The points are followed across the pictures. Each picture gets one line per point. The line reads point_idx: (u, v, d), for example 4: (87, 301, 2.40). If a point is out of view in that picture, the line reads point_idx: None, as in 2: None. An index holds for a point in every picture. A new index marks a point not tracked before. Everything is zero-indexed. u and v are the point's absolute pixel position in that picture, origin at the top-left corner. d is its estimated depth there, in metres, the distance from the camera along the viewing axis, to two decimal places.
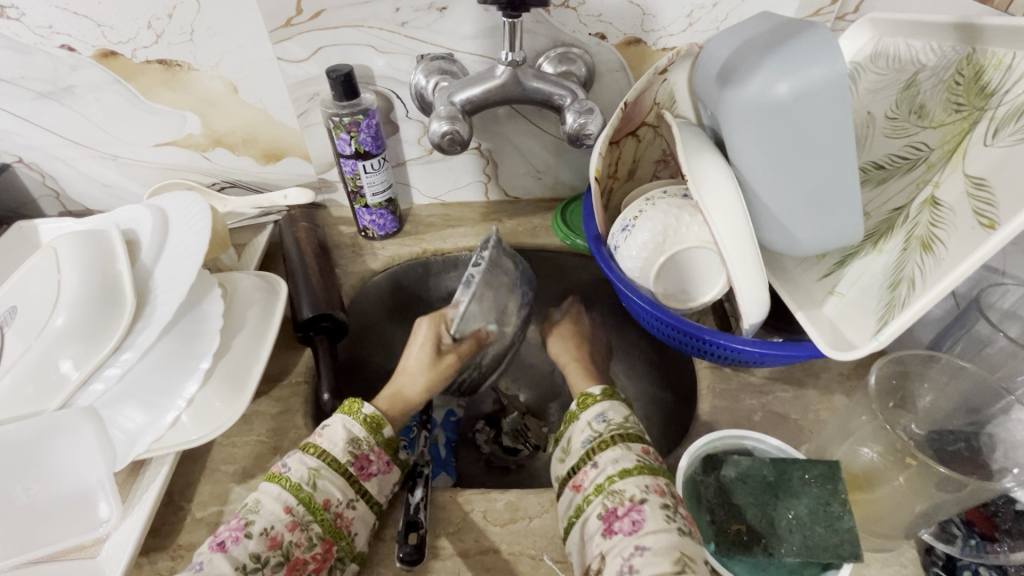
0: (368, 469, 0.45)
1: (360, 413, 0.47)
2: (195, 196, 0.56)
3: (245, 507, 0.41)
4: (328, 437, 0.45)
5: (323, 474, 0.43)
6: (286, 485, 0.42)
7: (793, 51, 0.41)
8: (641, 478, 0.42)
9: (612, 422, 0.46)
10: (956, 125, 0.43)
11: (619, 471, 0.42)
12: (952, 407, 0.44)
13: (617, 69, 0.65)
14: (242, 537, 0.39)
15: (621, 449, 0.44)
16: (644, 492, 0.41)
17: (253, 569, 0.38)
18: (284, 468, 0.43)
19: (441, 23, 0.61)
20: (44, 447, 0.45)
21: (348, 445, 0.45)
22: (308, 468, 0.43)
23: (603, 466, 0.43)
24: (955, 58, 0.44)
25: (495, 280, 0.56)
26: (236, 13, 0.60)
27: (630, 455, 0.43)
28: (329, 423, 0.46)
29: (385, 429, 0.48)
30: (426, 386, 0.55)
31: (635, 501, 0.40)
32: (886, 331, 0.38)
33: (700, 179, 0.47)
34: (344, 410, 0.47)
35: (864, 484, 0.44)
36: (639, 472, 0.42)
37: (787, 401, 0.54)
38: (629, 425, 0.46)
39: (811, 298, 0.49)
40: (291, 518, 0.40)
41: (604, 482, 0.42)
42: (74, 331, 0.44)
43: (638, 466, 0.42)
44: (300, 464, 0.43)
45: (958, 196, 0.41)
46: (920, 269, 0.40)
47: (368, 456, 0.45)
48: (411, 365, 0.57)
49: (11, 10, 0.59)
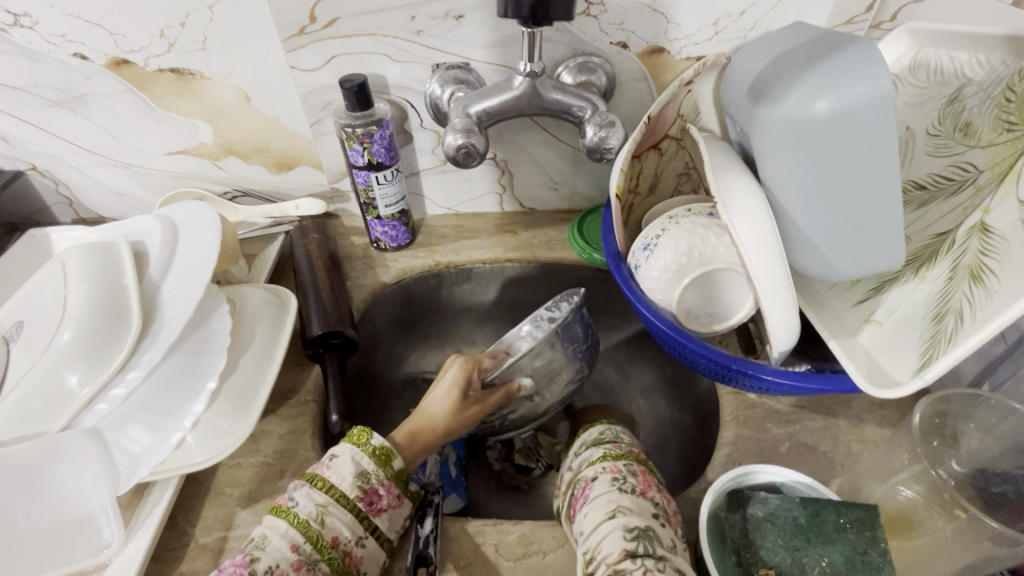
0: (378, 504, 0.43)
1: (368, 444, 0.45)
2: (205, 207, 0.55)
3: (250, 543, 0.40)
4: (337, 471, 0.43)
5: (331, 511, 0.41)
6: (292, 521, 0.40)
7: (833, 67, 0.39)
8: (599, 464, 0.45)
9: (587, 439, 0.50)
10: (1007, 147, 0.41)
11: (584, 465, 0.46)
12: (1000, 448, 0.40)
13: (639, 78, 0.62)
14: (246, 574, 0.37)
15: (589, 450, 0.48)
16: (599, 472, 0.44)
17: None
18: (292, 503, 0.41)
19: (457, 32, 0.59)
20: (47, 469, 0.44)
21: (357, 479, 0.43)
22: (315, 505, 0.41)
23: (576, 467, 0.47)
24: (1006, 75, 0.41)
25: (566, 339, 0.57)
26: (248, 22, 0.59)
27: (596, 451, 0.47)
28: (336, 454, 0.44)
29: (395, 461, 0.46)
30: (447, 430, 0.51)
31: (589, 478, 0.44)
32: (932, 369, 0.35)
33: (730, 200, 0.45)
34: (352, 440, 0.45)
35: (903, 529, 0.41)
36: (599, 459, 0.45)
37: (815, 431, 0.51)
38: (603, 435, 0.49)
39: (846, 326, 0.46)
40: (297, 557, 0.39)
41: (573, 479, 0.46)
42: (79, 349, 0.43)
43: (600, 456, 0.46)
44: (307, 499, 0.41)
45: (1012, 225, 0.38)
46: (969, 303, 0.37)
47: (377, 491, 0.44)
48: (434, 404, 0.52)
49: (24, 18, 0.58)
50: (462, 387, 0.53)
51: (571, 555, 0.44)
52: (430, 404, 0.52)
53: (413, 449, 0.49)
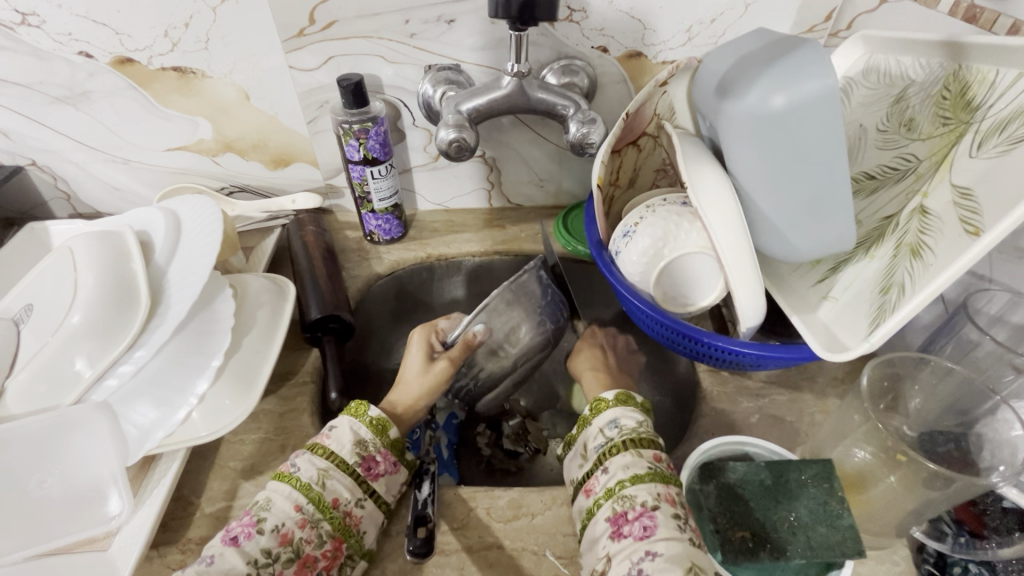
0: (375, 469, 0.46)
1: (365, 415, 0.48)
2: (206, 199, 0.57)
3: (256, 505, 0.43)
4: (336, 438, 0.46)
5: (331, 474, 0.44)
6: (295, 484, 0.43)
7: (788, 67, 0.43)
8: (653, 486, 0.42)
9: (624, 427, 0.46)
10: (944, 137, 0.46)
11: (631, 477, 0.43)
12: (940, 409, 0.46)
13: (619, 81, 0.67)
14: (254, 533, 0.40)
15: (633, 455, 0.44)
16: (656, 500, 0.41)
17: (265, 564, 0.39)
18: (294, 468, 0.44)
19: (449, 35, 0.63)
20: (58, 442, 0.46)
21: (355, 446, 0.46)
22: (317, 468, 0.44)
23: (615, 471, 0.44)
24: (942, 74, 0.46)
25: (521, 296, 0.61)
26: (250, 23, 0.62)
27: (642, 462, 0.43)
28: (336, 425, 0.48)
29: (390, 431, 0.48)
30: (422, 393, 0.57)
31: (647, 506, 0.41)
32: (877, 333, 0.40)
33: (701, 188, 0.49)
34: (350, 412, 0.49)
35: (858, 484, 0.45)
36: (650, 479, 0.42)
37: (783, 404, 0.55)
38: (641, 430, 0.46)
39: (806, 302, 0.51)
40: (302, 516, 0.42)
41: (615, 487, 0.43)
42: (90, 329, 0.45)
43: (650, 474, 0.43)
44: (309, 464, 0.44)
45: (945, 206, 0.43)
46: (910, 275, 0.42)
47: (375, 458, 0.46)
48: (409, 376, 0.59)
49: (32, 18, 0.60)
50: (428, 351, 0.61)
51: (558, 516, 0.48)
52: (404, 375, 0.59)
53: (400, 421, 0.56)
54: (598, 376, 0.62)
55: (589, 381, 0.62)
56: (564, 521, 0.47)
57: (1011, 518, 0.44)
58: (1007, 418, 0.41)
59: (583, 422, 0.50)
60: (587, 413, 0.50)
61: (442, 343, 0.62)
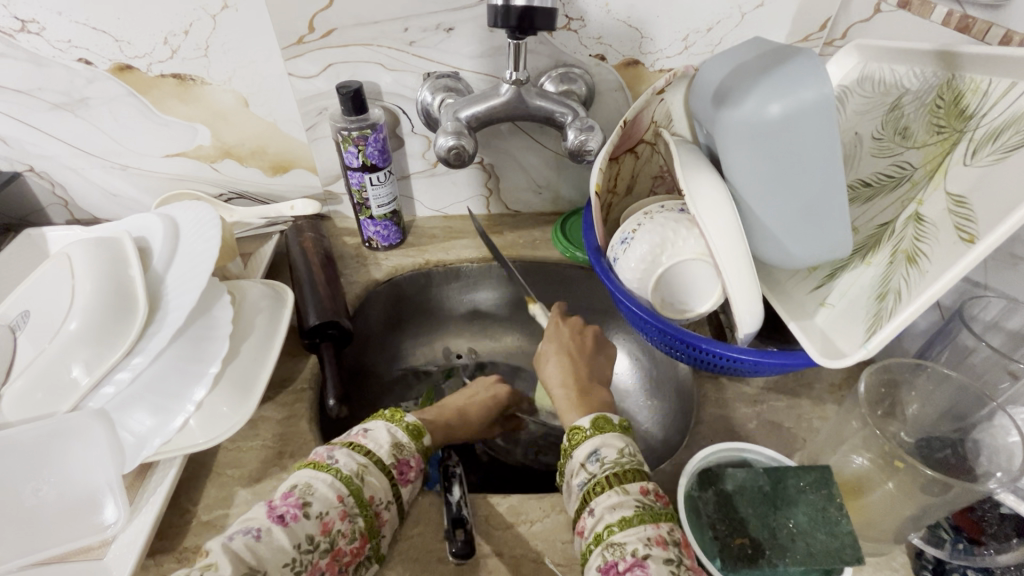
0: (406, 475, 0.47)
1: (402, 421, 0.49)
2: (205, 205, 0.57)
3: (297, 487, 0.42)
4: (373, 438, 0.47)
5: (371, 471, 0.44)
6: (336, 474, 0.42)
7: (784, 76, 0.44)
8: (641, 528, 0.40)
9: (606, 460, 0.45)
10: (938, 146, 0.46)
11: (618, 521, 0.40)
12: (937, 414, 0.46)
13: (617, 88, 0.67)
14: (301, 516, 0.39)
15: (619, 493, 0.42)
16: (646, 546, 0.39)
17: (305, 550, 0.39)
18: (332, 459, 0.44)
19: (447, 43, 0.63)
20: (53, 450, 0.46)
21: (393, 448, 0.47)
22: (357, 463, 0.44)
23: (601, 513, 0.41)
24: (936, 83, 0.46)
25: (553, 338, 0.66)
26: (250, 31, 0.62)
27: (628, 500, 0.41)
28: (372, 426, 0.48)
29: (423, 438, 0.50)
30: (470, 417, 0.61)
31: (638, 556, 0.38)
32: (874, 340, 0.40)
33: (698, 195, 0.49)
34: (386, 417, 0.50)
35: (857, 490, 0.45)
36: (639, 521, 0.40)
37: (780, 409, 0.55)
38: (624, 462, 0.44)
39: (803, 309, 0.51)
40: (343, 507, 0.41)
41: (603, 532, 0.40)
42: (86, 336, 0.45)
43: (638, 514, 0.40)
44: (349, 457, 0.44)
45: (940, 213, 0.43)
46: (906, 282, 0.42)
47: (409, 462, 0.47)
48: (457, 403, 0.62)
49: (32, 25, 0.61)
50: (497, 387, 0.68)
51: (557, 523, 0.48)
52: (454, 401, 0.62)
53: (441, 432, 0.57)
54: (569, 393, 0.55)
55: (558, 397, 0.55)
56: (562, 528, 0.47)
57: (1009, 525, 0.43)
58: (1004, 423, 0.41)
59: (566, 454, 0.48)
60: (566, 445, 0.49)
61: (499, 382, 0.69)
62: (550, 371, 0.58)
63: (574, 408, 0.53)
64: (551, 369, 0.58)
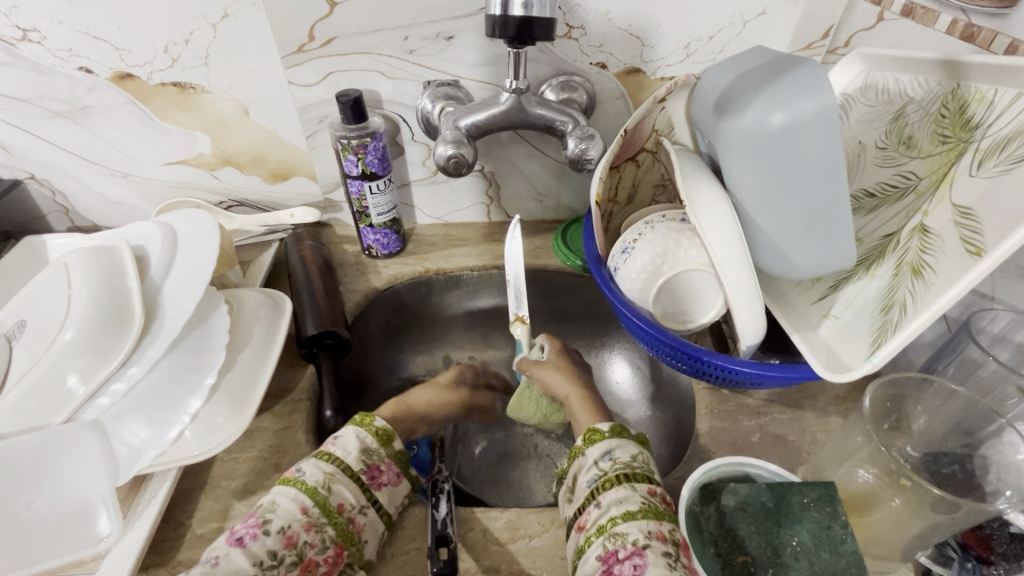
0: (379, 479, 0.46)
1: (371, 425, 0.49)
2: (203, 214, 0.57)
3: (261, 507, 0.42)
4: (341, 446, 0.46)
5: (338, 478, 0.44)
6: (300, 487, 0.42)
7: (786, 85, 0.43)
8: (644, 523, 0.39)
9: (618, 460, 0.44)
10: (943, 156, 0.45)
11: (622, 513, 0.40)
12: (945, 430, 0.45)
13: (618, 96, 0.67)
14: (260, 534, 0.39)
15: (626, 489, 0.42)
16: (647, 538, 0.38)
17: (269, 566, 0.38)
18: (299, 473, 0.44)
19: (447, 51, 0.63)
20: (47, 461, 0.45)
21: (361, 455, 0.46)
22: (323, 472, 0.44)
23: (607, 505, 0.41)
24: (941, 93, 0.46)
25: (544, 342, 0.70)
26: (250, 39, 0.62)
27: (634, 497, 0.41)
28: (340, 434, 0.47)
29: (395, 441, 0.49)
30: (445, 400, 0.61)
31: (638, 545, 0.38)
32: (879, 354, 0.39)
33: (699, 205, 0.49)
34: (356, 422, 0.49)
35: (862, 507, 0.44)
36: (643, 515, 0.40)
37: (784, 422, 0.55)
38: (635, 465, 0.44)
39: (807, 320, 0.50)
40: (307, 519, 0.41)
41: (606, 523, 0.40)
42: (81, 346, 0.44)
43: (642, 509, 0.40)
44: (314, 468, 0.44)
45: (946, 224, 0.42)
46: (911, 294, 0.42)
47: (379, 467, 0.47)
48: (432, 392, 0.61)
49: (33, 33, 0.61)
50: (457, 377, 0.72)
51: (556, 538, 0.47)
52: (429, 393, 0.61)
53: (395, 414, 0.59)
54: (580, 399, 0.59)
55: (573, 402, 0.59)
56: (561, 544, 0.46)
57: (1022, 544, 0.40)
58: (1013, 440, 0.40)
59: (576, 452, 0.48)
60: (580, 443, 0.48)
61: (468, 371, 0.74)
62: (552, 378, 0.63)
63: (586, 412, 0.57)
64: (554, 377, 0.63)
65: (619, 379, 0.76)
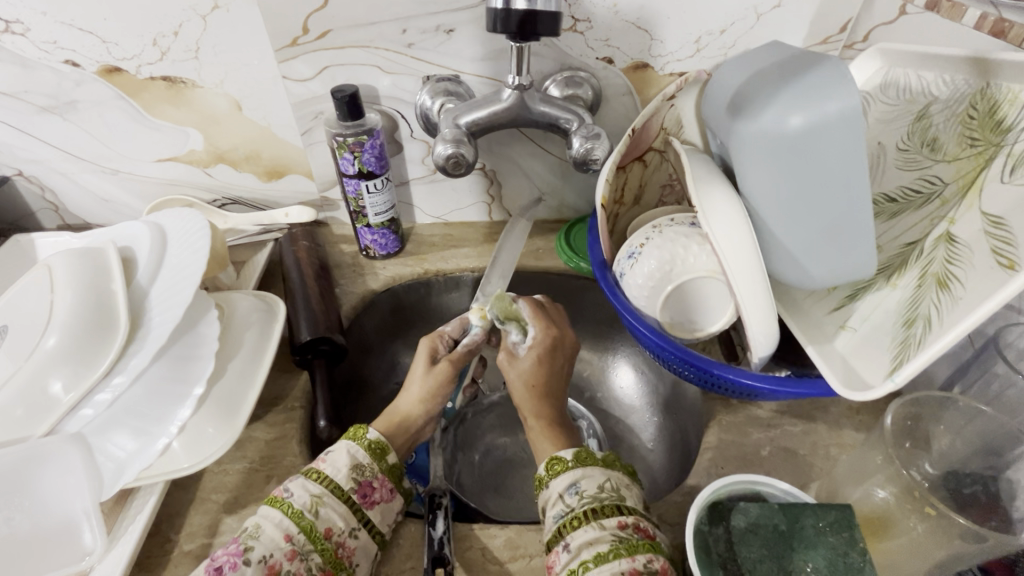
0: (371, 497, 0.44)
1: (364, 438, 0.47)
2: (193, 213, 0.55)
3: (244, 532, 0.40)
4: (332, 463, 0.44)
5: (325, 501, 0.42)
6: (286, 511, 0.41)
7: (806, 85, 0.41)
8: (616, 564, 0.38)
9: (585, 494, 0.42)
10: (971, 160, 0.43)
11: (593, 557, 0.38)
12: (969, 450, 0.43)
13: (624, 93, 0.64)
14: (239, 564, 0.38)
15: (595, 529, 0.40)
16: None
17: None
18: (286, 494, 0.42)
19: (448, 45, 0.61)
20: (28, 475, 0.43)
21: (352, 471, 0.44)
22: (311, 495, 0.42)
23: (576, 549, 0.39)
24: (968, 92, 0.43)
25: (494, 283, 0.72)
26: (241, 31, 0.59)
27: (605, 536, 0.39)
28: (333, 449, 0.46)
29: (389, 455, 0.47)
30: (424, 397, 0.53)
31: None
32: (901, 372, 0.37)
33: (712, 211, 0.46)
34: (349, 435, 0.47)
35: (879, 530, 0.42)
36: (614, 556, 0.38)
37: (795, 435, 0.52)
38: (603, 497, 0.42)
39: (822, 332, 0.48)
40: (292, 547, 0.39)
41: (577, 568, 0.38)
42: (64, 354, 0.43)
43: (613, 549, 0.38)
44: (302, 490, 0.42)
45: (975, 234, 0.40)
46: (937, 308, 0.39)
47: (371, 484, 0.45)
48: (409, 395, 0.54)
49: (16, 25, 0.58)
50: (432, 357, 0.56)
51: None
52: (407, 394, 0.54)
53: (391, 425, 0.52)
54: (539, 424, 0.52)
55: (532, 428, 0.52)
56: None
57: None
58: None
59: (541, 483, 0.45)
60: (543, 474, 0.45)
61: (444, 342, 0.58)
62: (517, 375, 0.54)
63: (548, 441, 0.50)
64: (516, 386, 0.54)
65: (621, 383, 0.75)
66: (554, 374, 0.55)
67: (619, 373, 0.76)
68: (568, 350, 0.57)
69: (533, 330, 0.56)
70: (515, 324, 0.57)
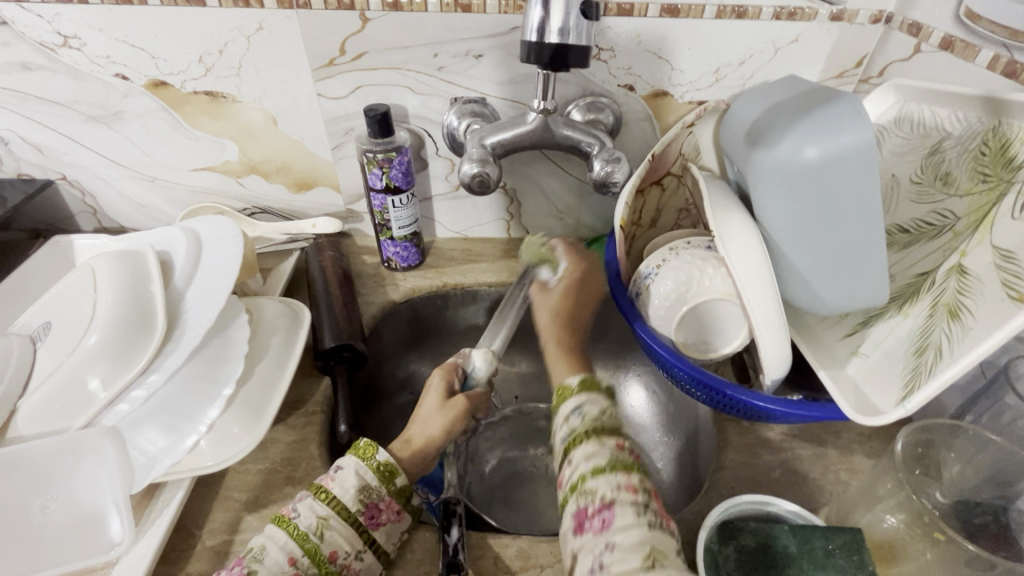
0: (378, 518, 0.45)
1: (373, 459, 0.46)
2: (227, 220, 0.57)
3: (250, 552, 0.42)
4: (340, 483, 0.45)
5: (331, 524, 0.43)
6: (292, 533, 0.42)
7: (823, 120, 0.42)
8: (613, 475, 0.38)
9: (587, 415, 0.42)
10: (984, 195, 0.44)
11: (591, 468, 0.39)
12: (979, 479, 0.44)
13: (644, 118, 0.66)
14: None
15: (595, 443, 0.40)
16: (617, 490, 0.38)
17: None
18: (294, 514, 0.43)
19: (476, 69, 0.63)
20: (66, 465, 0.46)
21: (359, 493, 0.45)
22: (317, 517, 0.43)
23: (577, 462, 0.40)
24: (981, 129, 0.45)
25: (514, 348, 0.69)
26: (281, 51, 0.63)
27: (604, 451, 0.40)
28: (342, 465, 0.46)
29: (397, 478, 0.47)
30: (444, 427, 0.53)
31: (606, 499, 0.37)
32: (911, 401, 0.38)
33: (727, 236, 0.48)
34: (357, 453, 0.47)
35: (887, 555, 0.43)
36: (611, 469, 0.39)
37: (805, 459, 0.53)
38: (604, 417, 0.43)
39: (834, 357, 0.50)
40: (295, 570, 0.41)
41: (577, 481, 0.39)
42: (103, 352, 0.45)
43: (611, 463, 0.39)
44: (309, 511, 0.43)
45: (986, 267, 0.41)
46: (948, 337, 0.41)
47: (378, 506, 0.45)
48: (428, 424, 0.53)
49: (74, 40, 0.62)
50: (446, 389, 0.57)
51: None
52: (424, 423, 0.53)
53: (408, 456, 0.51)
54: (557, 348, 0.54)
55: (550, 350, 0.55)
56: None
57: None
58: None
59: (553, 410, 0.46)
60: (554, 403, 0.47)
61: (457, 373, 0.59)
62: (550, 304, 0.62)
63: (563, 361, 0.52)
64: (547, 310, 0.62)
65: (633, 402, 0.76)
66: (581, 302, 0.63)
67: (631, 391, 0.77)
68: (593, 288, 0.64)
69: (566, 262, 0.66)
70: (547, 265, 0.67)
